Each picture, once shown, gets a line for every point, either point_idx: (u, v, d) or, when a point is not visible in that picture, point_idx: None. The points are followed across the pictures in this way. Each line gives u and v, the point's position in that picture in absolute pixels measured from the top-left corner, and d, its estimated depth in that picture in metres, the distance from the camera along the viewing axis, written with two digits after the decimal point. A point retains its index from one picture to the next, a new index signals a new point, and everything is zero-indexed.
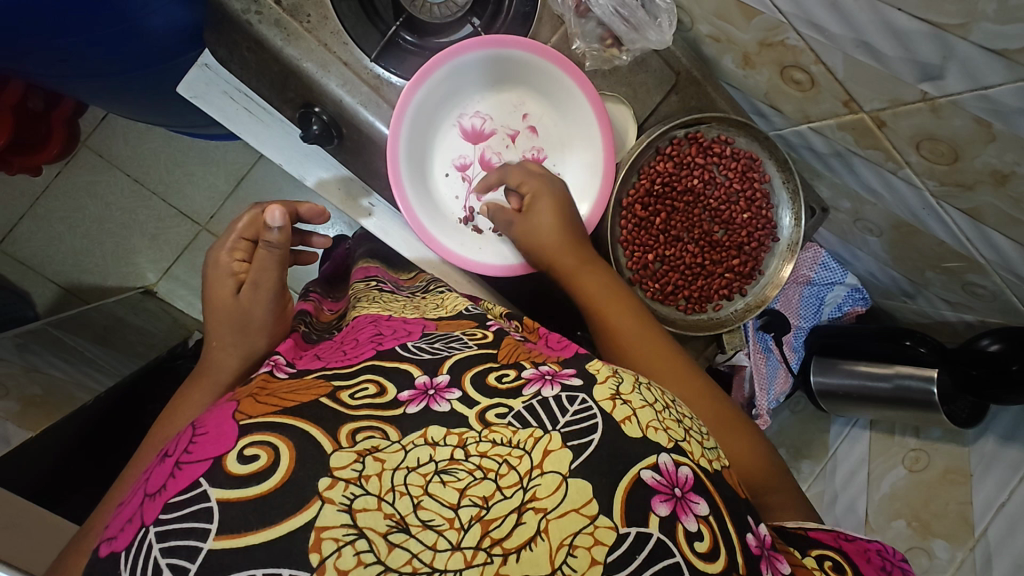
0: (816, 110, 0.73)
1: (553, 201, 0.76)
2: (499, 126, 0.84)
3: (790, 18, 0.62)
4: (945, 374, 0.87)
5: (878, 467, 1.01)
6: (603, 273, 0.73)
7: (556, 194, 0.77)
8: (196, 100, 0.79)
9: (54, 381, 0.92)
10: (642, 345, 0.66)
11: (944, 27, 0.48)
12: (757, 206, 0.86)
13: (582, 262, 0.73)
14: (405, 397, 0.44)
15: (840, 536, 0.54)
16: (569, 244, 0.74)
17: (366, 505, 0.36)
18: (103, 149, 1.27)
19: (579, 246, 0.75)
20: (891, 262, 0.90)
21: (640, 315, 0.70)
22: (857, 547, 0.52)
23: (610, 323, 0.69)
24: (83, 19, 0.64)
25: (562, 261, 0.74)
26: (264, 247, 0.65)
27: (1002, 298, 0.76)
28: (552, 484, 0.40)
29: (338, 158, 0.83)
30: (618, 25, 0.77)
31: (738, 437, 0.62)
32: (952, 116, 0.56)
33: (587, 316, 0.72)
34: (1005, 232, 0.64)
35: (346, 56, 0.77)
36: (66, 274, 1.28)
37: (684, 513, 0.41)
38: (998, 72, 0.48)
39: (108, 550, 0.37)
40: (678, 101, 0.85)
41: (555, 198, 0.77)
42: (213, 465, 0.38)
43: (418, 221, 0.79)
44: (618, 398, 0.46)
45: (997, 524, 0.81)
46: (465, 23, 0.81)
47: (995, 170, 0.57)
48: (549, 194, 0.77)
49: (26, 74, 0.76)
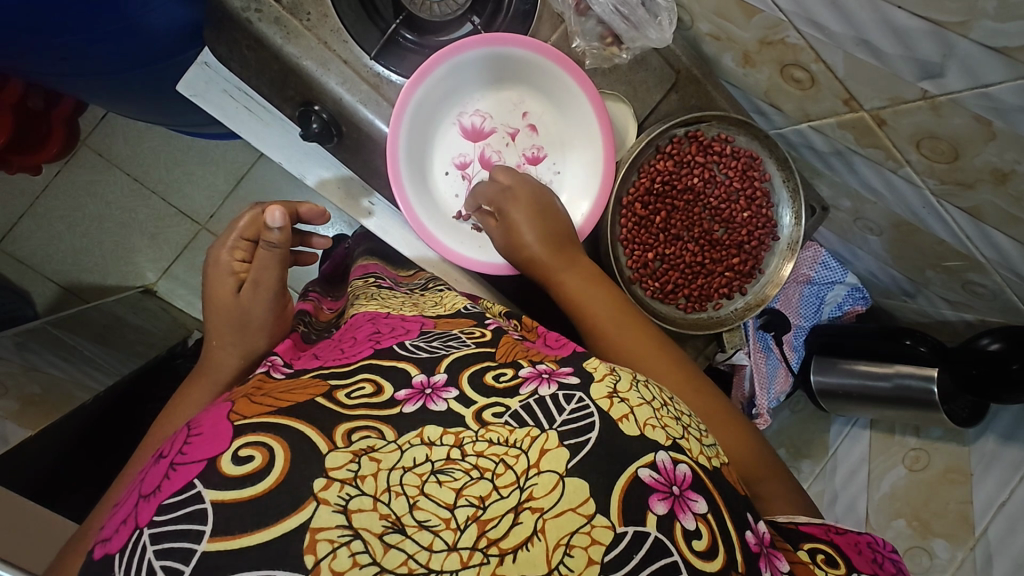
0: (816, 109, 0.73)
1: (529, 204, 0.74)
2: (499, 124, 0.84)
3: (790, 16, 0.62)
4: (945, 373, 0.87)
5: (878, 467, 1.01)
6: (590, 273, 0.73)
7: (533, 197, 0.74)
8: (196, 98, 0.79)
9: (54, 380, 0.91)
10: (640, 344, 0.66)
11: (944, 25, 0.48)
12: (758, 205, 0.86)
13: (566, 266, 0.73)
14: (402, 396, 0.44)
15: (831, 529, 0.54)
16: (550, 250, 0.73)
17: (361, 506, 0.36)
18: (103, 148, 1.27)
19: (562, 249, 0.73)
20: (891, 261, 0.90)
21: (630, 315, 0.69)
22: (847, 540, 0.53)
23: (599, 324, 0.69)
24: (84, 16, 0.64)
25: (548, 262, 0.73)
26: (264, 247, 0.64)
27: (1002, 297, 0.76)
28: (549, 483, 0.39)
29: (338, 157, 0.83)
30: (618, 23, 0.77)
31: (735, 434, 0.62)
32: (952, 115, 0.56)
33: (575, 317, 0.71)
34: (1005, 231, 0.64)
35: (345, 54, 0.77)
36: (66, 273, 1.28)
37: (682, 511, 0.41)
38: (999, 70, 0.48)
39: (103, 551, 0.37)
40: (677, 99, 0.85)
41: (531, 203, 0.74)
42: (207, 465, 0.38)
43: (417, 220, 0.79)
44: (615, 396, 0.46)
45: (997, 523, 0.81)
46: (465, 21, 0.81)
47: (996, 168, 0.57)
48: (525, 198, 0.74)
49: (26, 72, 0.76)
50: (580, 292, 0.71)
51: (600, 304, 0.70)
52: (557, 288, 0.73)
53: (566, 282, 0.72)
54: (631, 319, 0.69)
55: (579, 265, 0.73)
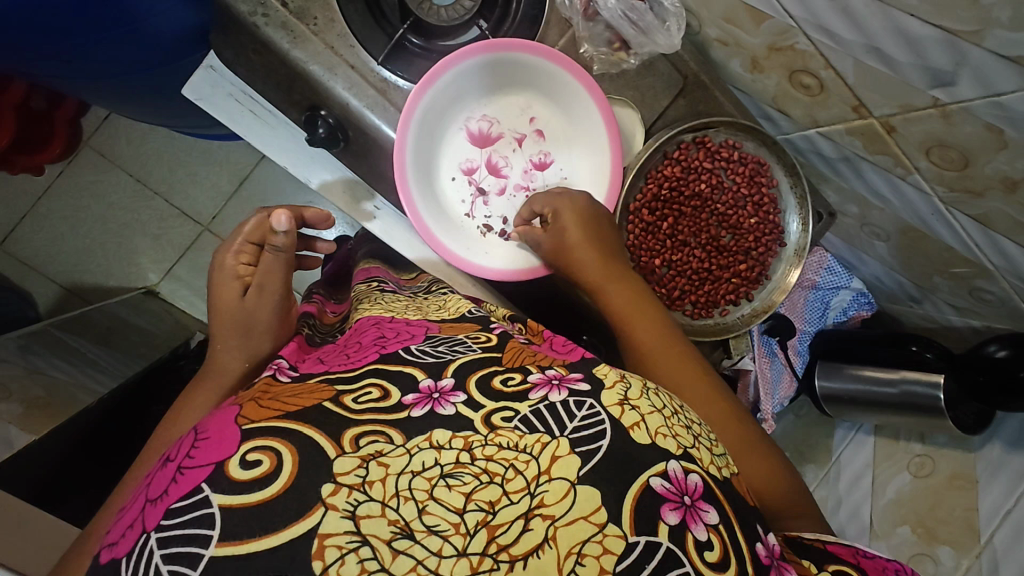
0: (825, 115, 0.72)
1: (585, 218, 0.74)
2: (506, 130, 0.84)
3: (800, 23, 0.62)
4: (952, 380, 0.88)
5: (884, 472, 1.01)
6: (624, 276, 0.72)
7: (585, 209, 0.75)
8: (201, 102, 0.78)
9: (57, 382, 0.91)
10: (663, 350, 0.65)
11: (958, 34, 0.48)
12: (765, 211, 0.86)
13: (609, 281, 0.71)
14: (410, 400, 0.43)
15: (860, 552, 0.52)
16: (600, 262, 0.72)
17: (369, 512, 0.36)
18: (105, 149, 1.26)
19: (611, 263, 0.72)
20: (898, 267, 0.90)
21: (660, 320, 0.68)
22: (877, 565, 0.50)
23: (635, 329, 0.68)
24: (91, 23, 0.63)
25: (587, 269, 0.72)
26: (269, 251, 0.65)
27: (1010, 304, 0.76)
28: (560, 491, 0.39)
29: (344, 161, 0.83)
30: (626, 28, 0.77)
31: (748, 444, 0.60)
32: (964, 123, 0.56)
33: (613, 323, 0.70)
34: (1014, 239, 0.63)
35: (352, 59, 0.77)
36: (68, 273, 1.28)
37: (694, 521, 0.41)
38: (1011, 79, 0.48)
39: (109, 556, 0.37)
40: (684, 105, 0.85)
41: (581, 212, 0.74)
42: (216, 469, 0.38)
43: (425, 226, 0.78)
44: (627, 404, 0.45)
45: (1004, 531, 0.81)
46: (472, 25, 0.81)
47: (1007, 176, 0.57)
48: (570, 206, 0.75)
49: (31, 74, 0.76)
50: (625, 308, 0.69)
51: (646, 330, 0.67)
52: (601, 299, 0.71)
53: (611, 295, 0.70)
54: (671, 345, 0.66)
55: (627, 283, 0.71)
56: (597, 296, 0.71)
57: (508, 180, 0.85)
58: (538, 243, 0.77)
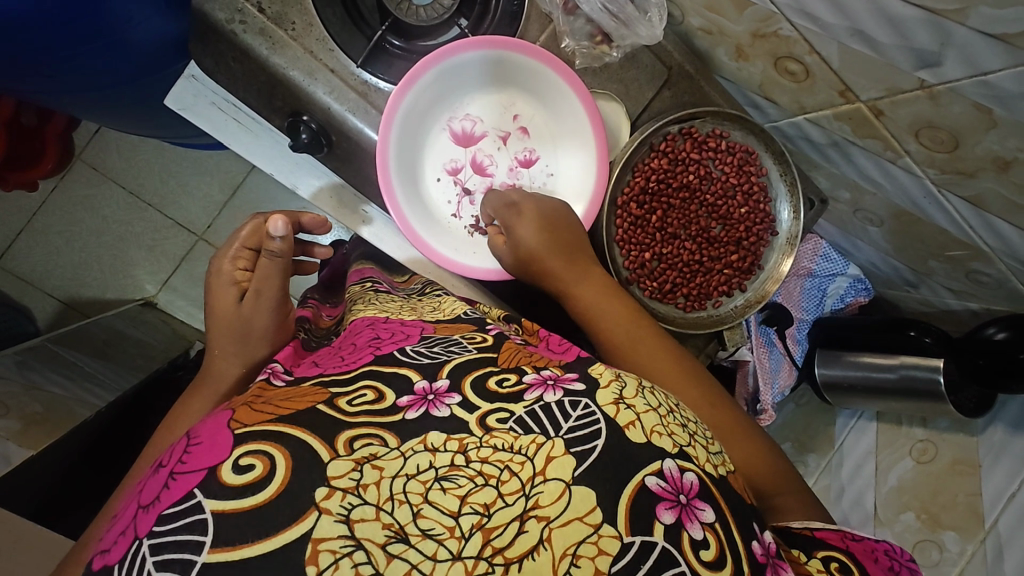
0: (812, 101, 0.72)
1: (537, 219, 0.72)
2: (489, 128, 0.83)
3: (782, 8, 0.61)
4: (951, 363, 0.86)
5: (885, 459, 1.00)
6: (590, 275, 0.72)
7: (543, 211, 0.73)
8: (184, 112, 0.79)
9: (56, 398, 0.91)
10: (642, 346, 0.65)
11: (940, 13, 0.47)
12: (756, 200, 0.85)
13: (581, 279, 0.71)
14: (404, 402, 0.43)
15: (847, 535, 0.52)
16: (564, 264, 0.71)
17: (363, 516, 0.36)
18: (97, 162, 1.26)
19: (579, 261, 0.72)
20: (893, 252, 0.89)
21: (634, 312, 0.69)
22: (864, 548, 0.51)
23: (604, 328, 0.68)
24: (71, 41, 0.63)
25: (553, 268, 0.71)
26: (267, 257, 0.64)
27: (1007, 286, 0.76)
28: (555, 491, 0.39)
29: (329, 166, 0.83)
30: (607, 21, 0.76)
31: (739, 435, 0.60)
32: (951, 104, 0.55)
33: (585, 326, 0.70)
34: (1007, 219, 0.63)
35: (332, 62, 0.76)
36: (65, 288, 1.28)
37: (690, 521, 0.40)
38: (997, 57, 0.47)
39: (102, 563, 0.37)
40: (670, 96, 0.84)
41: (539, 215, 0.72)
42: (207, 475, 0.37)
43: (408, 225, 0.78)
44: (622, 403, 0.45)
45: (1007, 516, 0.80)
46: (452, 24, 0.81)
47: (998, 156, 0.56)
48: (533, 204, 0.73)
49: (14, 91, 0.76)
50: (597, 308, 0.69)
51: (614, 324, 0.67)
52: (571, 301, 0.71)
53: (583, 296, 0.70)
54: (653, 341, 0.65)
55: (592, 276, 0.72)
56: (566, 297, 0.71)
57: (493, 178, 0.84)
58: (502, 255, 0.75)
